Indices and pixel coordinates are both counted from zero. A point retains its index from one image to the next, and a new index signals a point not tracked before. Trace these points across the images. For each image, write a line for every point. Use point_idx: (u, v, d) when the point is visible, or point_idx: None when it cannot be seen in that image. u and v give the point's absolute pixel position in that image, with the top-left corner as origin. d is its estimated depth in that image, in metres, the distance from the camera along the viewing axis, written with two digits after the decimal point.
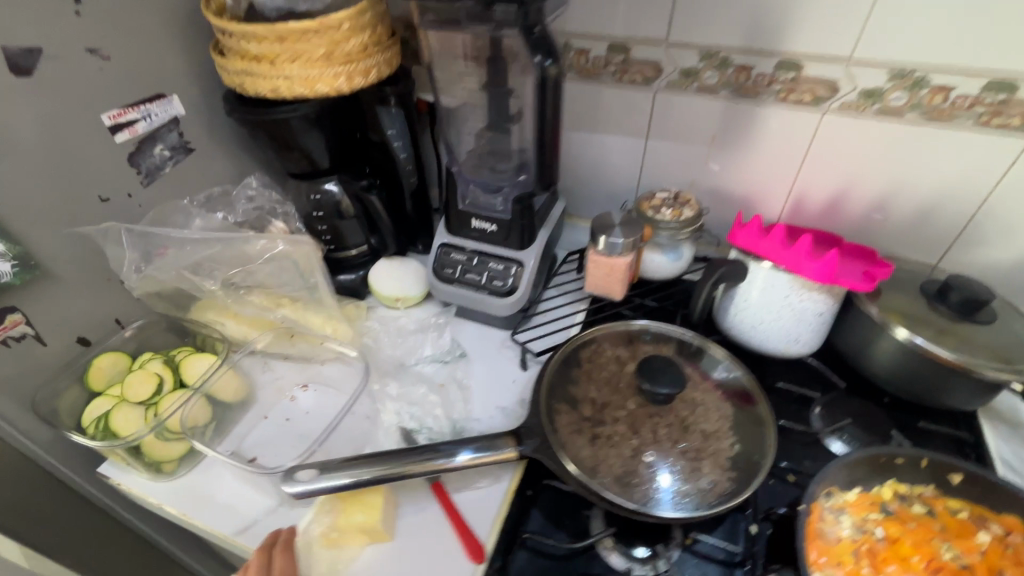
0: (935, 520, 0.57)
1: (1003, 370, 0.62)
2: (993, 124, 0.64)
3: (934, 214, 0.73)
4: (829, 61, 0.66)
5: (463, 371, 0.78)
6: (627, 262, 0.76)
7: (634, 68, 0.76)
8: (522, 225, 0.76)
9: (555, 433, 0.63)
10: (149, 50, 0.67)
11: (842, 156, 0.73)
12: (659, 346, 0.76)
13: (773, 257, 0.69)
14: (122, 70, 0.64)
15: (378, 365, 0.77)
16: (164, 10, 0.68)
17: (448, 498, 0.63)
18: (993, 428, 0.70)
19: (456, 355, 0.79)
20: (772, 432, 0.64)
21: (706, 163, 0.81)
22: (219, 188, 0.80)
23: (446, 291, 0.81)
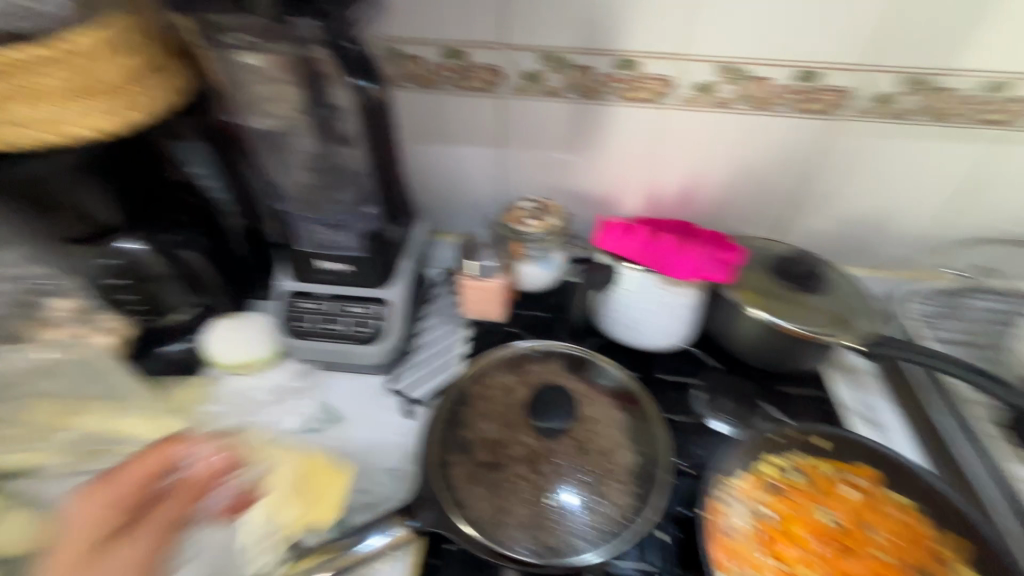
0: (812, 485, 0.62)
1: (842, 333, 0.69)
2: (805, 109, 0.69)
3: (769, 194, 0.79)
4: (662, 57, 0.66)
5: (338, 436, 0.69)
6: (501, 282, 0.72)
7: (473, 73, 0.70)
8: (380, 260, 0.67)
9: (448, 491, 0.58)
10: None
11: (685, 148, 0.75)
12: (546, 364, 0.73)
13: (639, 259, 0.68)
14: None
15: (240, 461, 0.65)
16: None
17: None
18: (837, 380, 0.78)
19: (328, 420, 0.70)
20: (662, 434, 0.65)
21: (563, 166, 0.79)
22: None
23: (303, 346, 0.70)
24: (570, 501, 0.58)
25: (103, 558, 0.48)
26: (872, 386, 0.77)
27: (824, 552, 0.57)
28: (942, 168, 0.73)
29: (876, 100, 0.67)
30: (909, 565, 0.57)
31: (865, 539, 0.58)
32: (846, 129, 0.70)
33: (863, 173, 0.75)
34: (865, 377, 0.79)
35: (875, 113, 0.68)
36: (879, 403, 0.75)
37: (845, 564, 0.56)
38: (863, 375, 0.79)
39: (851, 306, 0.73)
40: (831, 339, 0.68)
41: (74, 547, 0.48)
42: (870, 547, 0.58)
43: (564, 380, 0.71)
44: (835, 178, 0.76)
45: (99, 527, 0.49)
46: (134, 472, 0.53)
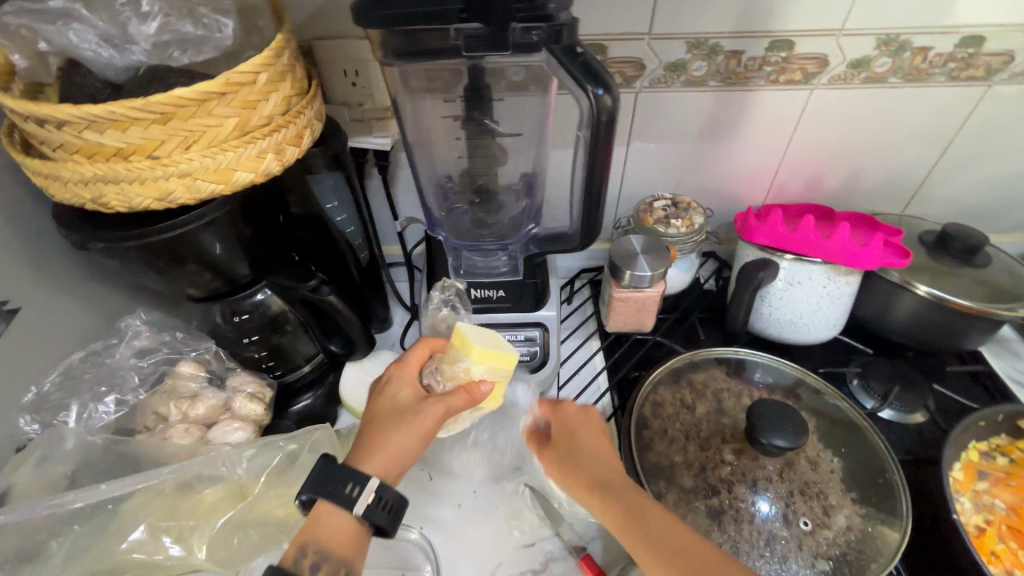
0: (1021, 466, 0.60)
1: (1015, 304, 0.66)
2: (962, 77, 0.65)
3: (903, 167, 0.76)
4: (821, 34, 0.61)
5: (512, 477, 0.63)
6: (659, 292, 0.67)
7: (612, 69, 0.64)
8: (537, 283, 0.63)
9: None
10: None
11: (827, 128, 0.71)
12: (711, 371, 0.68)
13: (809, 251, 0.64)
14: None
15: (433, 540, 0.57)
16: None
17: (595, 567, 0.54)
18: (987, 350, 0.77)
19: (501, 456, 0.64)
20: (874, 435, 0.60)
21: (693, 160, 0.74)
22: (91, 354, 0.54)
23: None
24: (769, 510, 0.54)
25: (414, 416, 0.47)
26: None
27: None
28: None
29: None
30: None
31: None
32: (1000, 93, 0.67)
33: (1006, 139, 0.72)
34: (1015, 345, 0.77)
35: None
36: None
37: None
38: (1014, 343, 0.78)
39: (1012, 274, 0.70)
40: (1010, 312, 0.65)
41: (380, 395, 0.50)
42: None
43: (737, 386, 0.66)
44: (979, 145, 0.73)
45: (394, 399, 0.49)
46: (408, 368, 0.51)
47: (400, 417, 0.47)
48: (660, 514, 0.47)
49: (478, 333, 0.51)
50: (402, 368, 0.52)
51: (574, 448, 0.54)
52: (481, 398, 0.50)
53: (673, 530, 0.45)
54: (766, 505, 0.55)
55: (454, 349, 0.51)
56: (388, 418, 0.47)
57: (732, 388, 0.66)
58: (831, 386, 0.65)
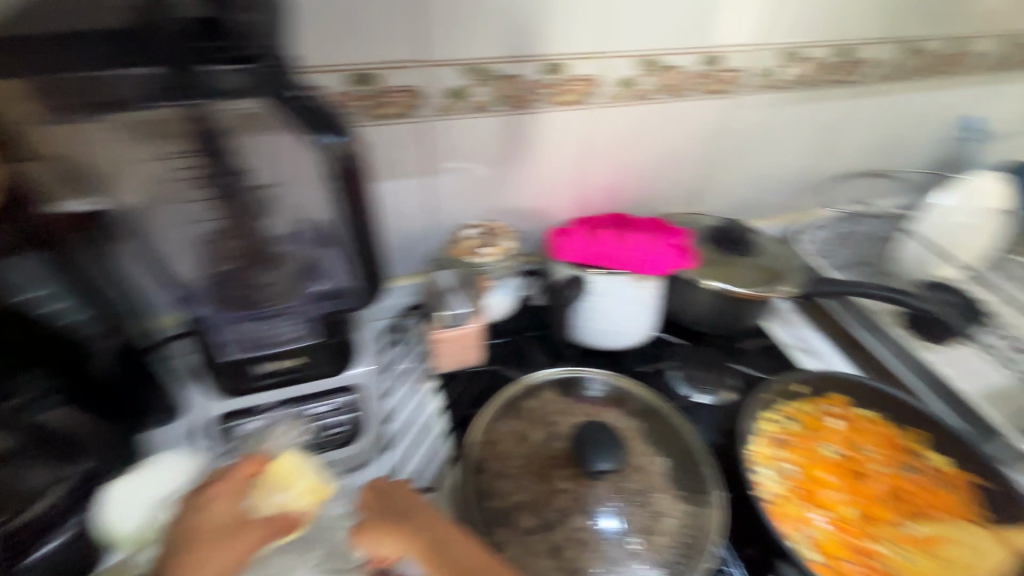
0: (803, 425, 0.68)
1: (781, 283, 0.76)
2: (710, 91, 0.73)
3: (684, 173, 0.83)
4: (586, 56, 0.63)
5: None
6: (478, 326, 0.64)
7: (389, 99, 0.59)
8: (335, 343, 0.54)
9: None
10: None
11: (612, 143, 0.74)
12: (543, 396, 0.68)
13: (612, 264, 0.67)
14: None
15: None
16: None
17: None
18: (771, 322, 0.88)
19: None
20: (688, 430, 0.63)
21: (497, 184, 0.73)
22: None
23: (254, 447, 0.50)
24: (613, 526, 0.55)
25: (231, 540, 0.40)
26: (798, 319, 0.89)
27: (846, 484, 0.62)
28: (812, 124, 0.84)
29: (764, 75, 0.74)
30: (904, 468, 0.64)
31: (867, 457, 0.65)
32: (742, 103, 0.76)
33: (755, 140, 0.83)
34: (789, 313, 0.89)
35: (762, 87, 0.76)
36: (807, 331, 0.87)
37: (866, 485, 0.62)
38: (788, 312, 0.90)
39: (777, 257, 0.81)
40: (777, 291, 0.75)
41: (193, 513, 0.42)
42: (873, 462, 0.64)
43: (569, 406, 0.66)
44: (737, 148, 0.83)
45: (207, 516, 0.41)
46: (233, 480, 0.44)
47: (215, 546, 0.40)
48: (458, 539, 0.49)
49: (307, 466, 0.47)
50: (225, 481, 0.44)
51: (384, 501, 0.51)
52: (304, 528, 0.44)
53: (470, 553, 0.47)
54: (611, 521, 0.55)
55: (277, 477, 0.45)
56: (201, 544, 0.40)
57: (564, 409, 0.66)
58: (658, 396, 0.68)
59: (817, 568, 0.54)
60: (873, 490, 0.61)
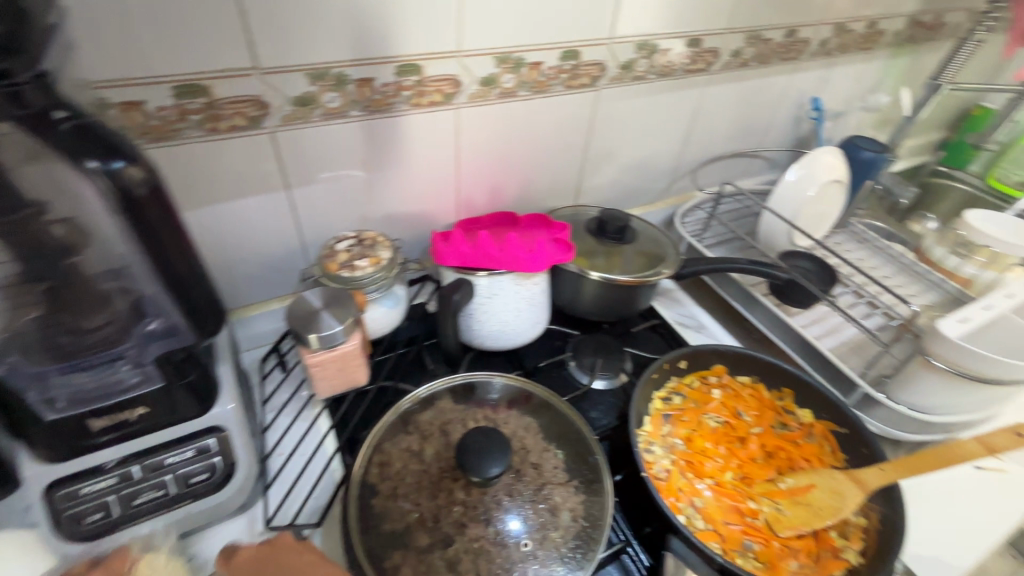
0: (690, 399, 0.72)
1: (660, 266, 0.80)
2: (575, 85, 0.74)
3: (563, 166, 0.84)
4: (443, 56, 0.62)
5: None
6: (357, 344, 0.61)
7: (227, 111, 0.54)
8: (190, 382, 0.49)
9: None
10: None
11: (486, 141, 0.74)
12: (437, 406, 0.66)
13: (491, 264, 0.66)
14: None
15: None
16: None
17: None
18: (661, 303, 0.92)
19: None
20: (579, 420, 0.64)
21: (369, 191, 0.70)
22: None
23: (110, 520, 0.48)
24: (519, 527, 0.54)
25: None
26: (685, 297, 0.94)
27: (728, 450, 0.66)
28: (677, 113, 0.88)
29: (624, 68, 0.76)
30: (774, 426, 0.70)
31: (745, 422, 0.70)
32: (607, 96, 0.79)
33: (627, 130, 0.86)
34: (676, 293, 0.94)
35: (624, 79, 0.78)
36: (694, 308, 0.92)
37: (745, 448, 0.67)
38: (676, 291, 0.95)
39: (654, 241, 0.85)
40: (658, 275, 0.78)
41: None
42: (751, 426, 0.69)
43: (464, 413, 0.65)
44: (610, 139, 0.85)
45: None
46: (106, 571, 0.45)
47: None
48: None
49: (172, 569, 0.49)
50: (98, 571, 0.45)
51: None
52: None
53: None
54: (517, 523, 0.54)
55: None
56: None
57: (459, 417, 0.64)
58: (556, 394, 0.68)
59: (704, 536, 0.57)
60: (751, 453, 0.66)
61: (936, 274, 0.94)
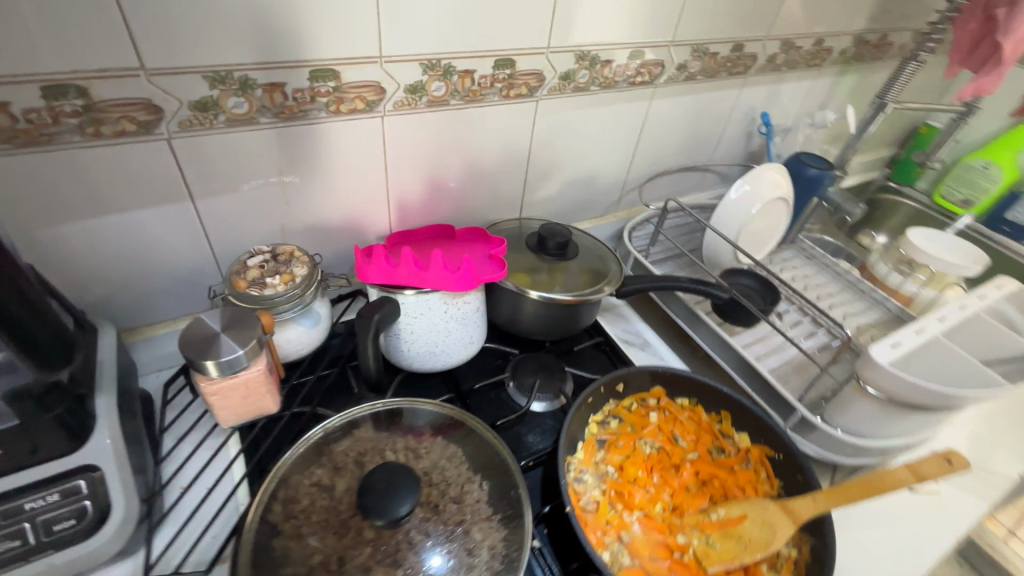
0: (627, 423, 0.69)
1: (602, 284, 0.77)
2: (511, 95, 0.71)
3: (504, 178, 0.81)
4: (362, 62, 0.58)
5: None
6: (263, 368, 0.56)
7: (111, 114, 0.49)
8: (57, 415, 0.45)
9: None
10: None
11: (417, 151, 0.70)
12: (356, 435, 0.61)
13: (416, 283, 0.62)
14: None
15: None
16: None
17: None
18: (606, 319, 0.90)
19: None
20: (503, 447, 0.61)
21: (288, 202, 0.65)
22: None
23: None
24: (439, 563, 0.51)
25: None
26: (631, 314, 0.92)
27: (661, 479, 0.64)
28: (623, 126, 0.86)
29: (563, 78, 0.74)
30: (711, 451, 0.68)
31: (680, 449, 0.67)
32: (547, 107, 0.76)
33: (570, 142, 0.83)
34: (623, 310, 0.92)
35: (565, 90, 0.75)
36: (639, 325, 0.90)
37: (679, 478, 0.64)
38: (623, 308, 0.93)
39: (598, 257, 0.82)
40: (599, 293, 0.76)
41: None
42: (686, 453, 0.67)
43: (383, 442, 0.61)
44: (553, 151, 0.82)
45: None
46: None
47: None
48: None
49: None
50: None
51: None
52: None
53: None
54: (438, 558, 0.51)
55: None
56: None
57: (378, 446, 0.60)
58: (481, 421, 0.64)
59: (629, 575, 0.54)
60: (684, 482, 0.64)
61: (880, 293, 0.94)
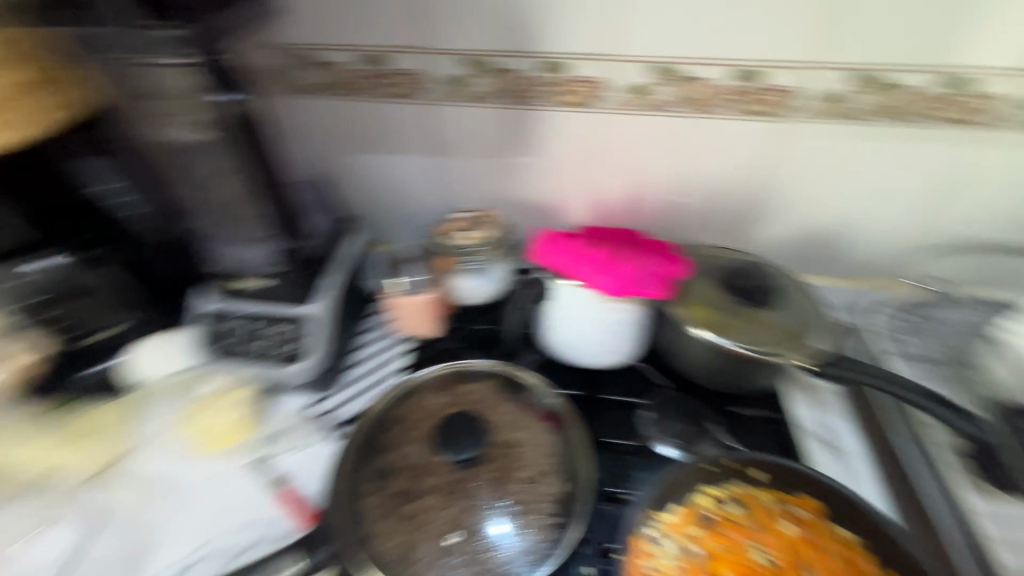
0: (749, 516, 0.57)
1: (794, 352, 0.63)
2: (751, 110, 0.64)
3: (723, 201, 0.73)
4: (591, 59, 0.62)
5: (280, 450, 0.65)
6: (432, 298, 0.70)
7: (398, 79, 0.66)
8: (304, 273, 0.67)
9: (363, 544, 0.54)
10: None
11: (631, 152, 0.70)
12: (483, 384, 0.68)
13: (570, 272, 0.66)
14: None
15: (166, 507, 0.61)
16: None
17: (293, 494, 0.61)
18: (800, 398, 0.73)
19: (262, 437, 0.66)
20: (593, 465, 0.61)
21: (504, 174, 0.75)
22: None
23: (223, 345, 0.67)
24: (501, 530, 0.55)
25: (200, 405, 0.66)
26: (837, 407, 0.72)
27: None
28: (910, 172, 0.67)
29: (827, 99, 0.62)
30: None
31: None
32: (797, 131, 0.65)
33: (821, 178, 0.69)
34: (826, 396, 0.73)
35: (828, 113, 0.63)
36: (837, 423, 0.70)
37: None
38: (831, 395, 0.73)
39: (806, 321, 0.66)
40: (783, 360, 0.62)
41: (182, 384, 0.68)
42: None
43: (497, 401, 0.66)
44: (793, 184, 0.70)
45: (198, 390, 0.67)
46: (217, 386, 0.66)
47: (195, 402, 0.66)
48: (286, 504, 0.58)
49: (244, 406, 0.66)
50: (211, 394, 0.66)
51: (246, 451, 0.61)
52: (222, 431, 0.65)
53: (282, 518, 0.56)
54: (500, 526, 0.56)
55: (228, 396, 0.66)
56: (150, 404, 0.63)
57: (492, 403, 0.65)
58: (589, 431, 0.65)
59: None
60: None
61: None
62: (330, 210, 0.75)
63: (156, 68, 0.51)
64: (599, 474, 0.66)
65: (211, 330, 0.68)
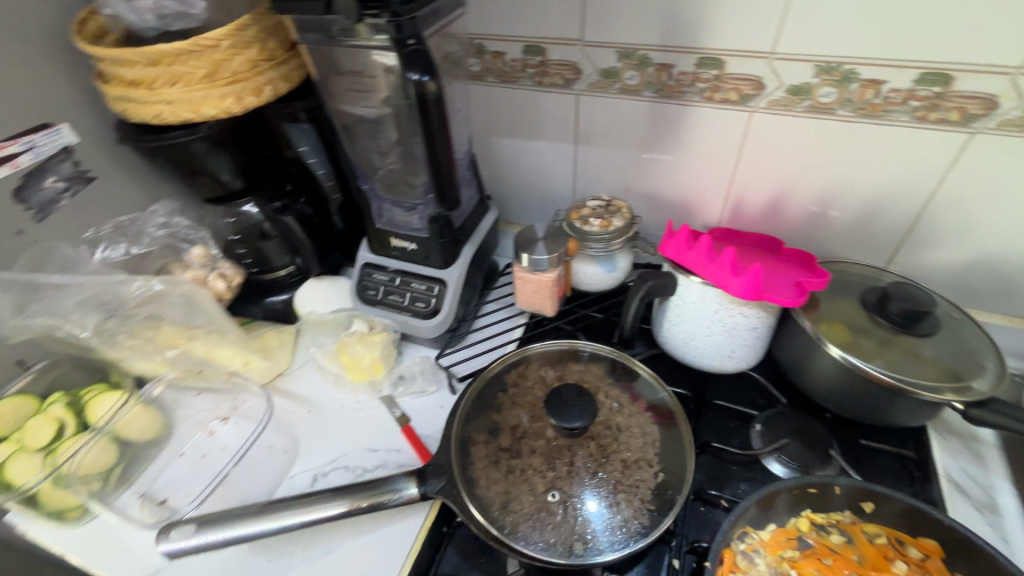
0: (854, 550, 0.54)
1: (941, 388, 0.57)
2: (931, 118, 0.58)
3: (879, 216, 0.68)
4: (752, 56, 0.61)
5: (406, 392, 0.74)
6: (555, 277, 0.72)
7: (552, 70, 0.71)
8: (442, 242, 0.73)
9: (468, 485, 0.59)
10: (36, 90, 0.63)
11: (779, 154, 0.67)
12: (590, 366, 0.71)
13: (699, 271, 0.64)
14: (7, 103, 0.61)
15: (311, 422, 0.72)
16: (60, 46, 0.65)
17: (413, 431, 0.68)
18: (943, 443, 0.66)
19: (393, 378, 0.75)
20: (692, 461, 0.60)
21: (640, 168, 0.76)
22: (128, 217, 0.77)
23: (370, 296, 0.78)
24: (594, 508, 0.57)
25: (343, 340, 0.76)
26: (993, 462, 0.64)
27: None
28: None
29: None
30: None
31: None
32: (985, 145, 0.58)
33: (1010, 201, 0.61)
34: (987, 451, 0.65)
35: None
36: (997, 483, 0.62)
37: None
38: (985, 447, 0.65)
39: (964, 358, 0.60)
40: (927, 395, 0.57)
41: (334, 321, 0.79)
42: None
43: (602, 384, 0.68)
44: (970, 205, 0.63)
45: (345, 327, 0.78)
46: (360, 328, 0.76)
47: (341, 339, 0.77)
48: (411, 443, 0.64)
49: (381, 348, 0.75)
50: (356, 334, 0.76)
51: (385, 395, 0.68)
52: (360, 366, 0.74)
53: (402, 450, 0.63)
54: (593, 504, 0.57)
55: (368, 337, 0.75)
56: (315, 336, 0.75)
57: (598, 385, 0.68)
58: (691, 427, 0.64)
59: None
60: None
61: None
62: (475, 184, 0.81)
63: (356, 47, 0.60)
64: (699, 474, 0.65)
65: (363, 281, 0.79)
